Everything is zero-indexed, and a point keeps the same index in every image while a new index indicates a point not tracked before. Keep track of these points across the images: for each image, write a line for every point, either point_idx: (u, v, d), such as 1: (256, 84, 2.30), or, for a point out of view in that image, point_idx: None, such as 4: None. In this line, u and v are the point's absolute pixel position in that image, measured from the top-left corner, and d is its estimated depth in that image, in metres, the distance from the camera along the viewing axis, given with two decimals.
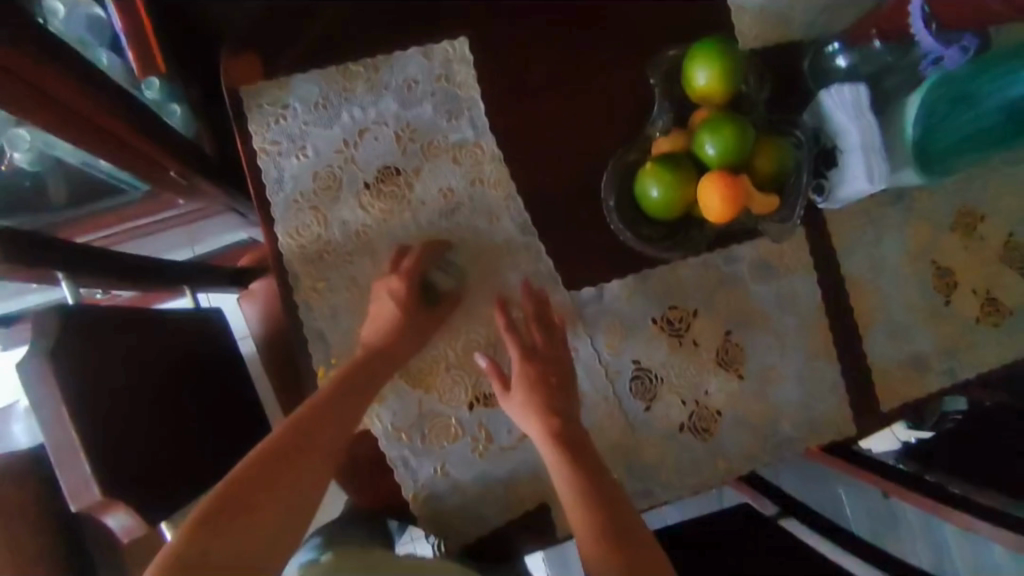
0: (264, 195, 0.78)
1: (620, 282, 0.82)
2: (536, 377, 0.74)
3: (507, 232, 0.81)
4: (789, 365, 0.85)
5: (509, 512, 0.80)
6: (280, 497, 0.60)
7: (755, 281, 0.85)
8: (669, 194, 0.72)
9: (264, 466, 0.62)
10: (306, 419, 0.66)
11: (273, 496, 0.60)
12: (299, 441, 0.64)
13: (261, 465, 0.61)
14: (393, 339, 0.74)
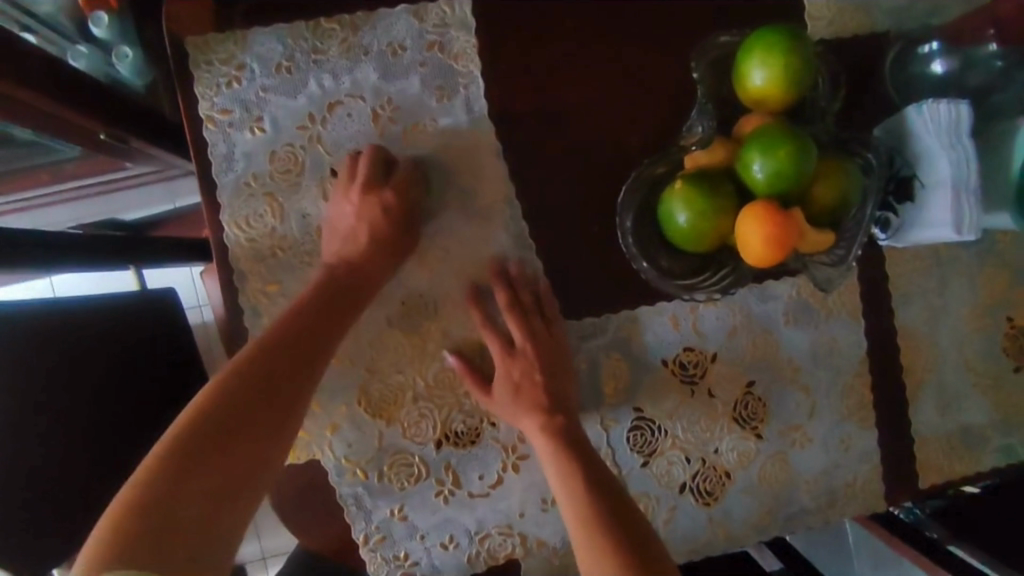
0: (209, 174, 0.65)
1: (628, 314, 0.68)
2: (529, 394, 0.64)
3: (499, 242, 0.67)
4: (818, 426, 0.72)
5: (471, 569, 0.68)
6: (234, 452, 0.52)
7: (790, 324, 0.72)
8: (700, 222, 0.58)
9: (214, 416, 0.53)
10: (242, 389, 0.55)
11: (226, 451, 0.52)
12: (232, 418, 0.54)
13: (184, 449, 0.51)
14: (366, 267, 0.62)
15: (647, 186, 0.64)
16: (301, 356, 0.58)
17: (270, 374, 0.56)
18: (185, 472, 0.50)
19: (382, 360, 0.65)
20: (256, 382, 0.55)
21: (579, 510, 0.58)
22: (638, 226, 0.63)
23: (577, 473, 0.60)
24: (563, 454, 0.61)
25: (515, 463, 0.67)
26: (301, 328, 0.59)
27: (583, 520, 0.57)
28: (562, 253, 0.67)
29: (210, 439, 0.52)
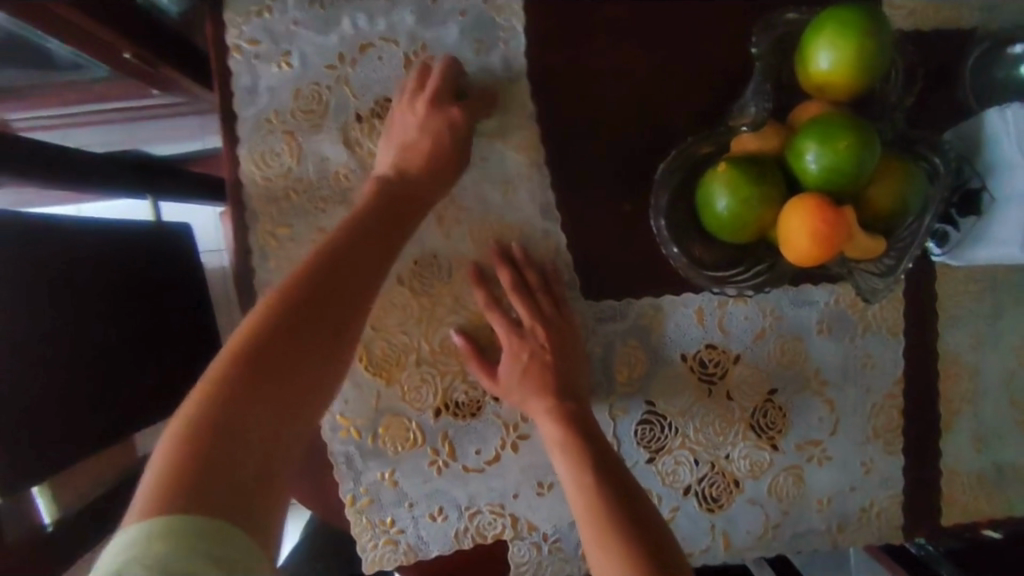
0: (231, 105, 0.62)
1: (651, 302, 0.64)
2: (543, 376, 0.60)
3: (523, 210, 0.63)
4: (840, 445, 0.68)
5: (457, 545, 0.65)
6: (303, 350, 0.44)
7: (822, 334, 0.67)
8: (743, 209, 0.53)
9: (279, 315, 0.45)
10: (306, 297, 0.46)
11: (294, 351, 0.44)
12: (299, 326, 0.44)
13: (258, 346, 0.43)
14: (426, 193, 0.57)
15: (687, 167, 0.59)
16: (362, 267, 0.49)
17: (344, 271, 0.48)
18: (251, 387, 0.41)
19: (388, 320, 0.63)
20: (321, 282, 0.47)
21: (589, 502, 0.53)
22: (673, 209, 0.59)
23: (585, 460, 0.56)
24: (572, 441, 0.57)
25: (514, 442, 0.64)
26: (360, 242, 0.51)
27: (588, 504, 0.53)
28: (588, 229, 0.64)
29: (275, 350, 0.43)
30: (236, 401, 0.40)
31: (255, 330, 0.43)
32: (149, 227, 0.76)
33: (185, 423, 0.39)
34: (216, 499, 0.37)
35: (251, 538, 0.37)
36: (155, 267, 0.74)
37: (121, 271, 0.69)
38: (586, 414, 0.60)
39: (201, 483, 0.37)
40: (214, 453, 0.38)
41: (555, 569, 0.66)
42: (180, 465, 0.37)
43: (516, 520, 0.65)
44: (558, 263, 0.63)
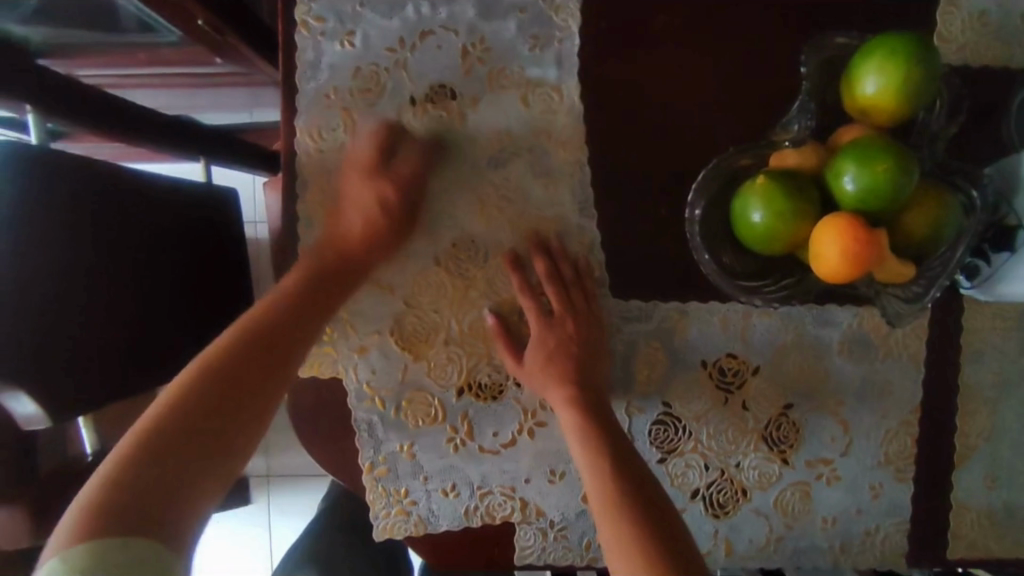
0: (293, 78, 0.65)
1: (677, 306, 0.66)
2: (567, 367, 0.63)
3: (562, 205, 0.65)
4: (850, 466, 0.68)
5: (466, 523, 0.67)
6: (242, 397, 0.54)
7: (844, 355, 0.68)
8: (777, 224, 0.54)
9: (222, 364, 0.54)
10: (229, 365, 0.54)
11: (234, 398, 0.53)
12: (239, 380, 0.54)
13: (201, 391, 0.52)
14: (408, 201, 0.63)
15: (725, 177, 0.61)
16: (286, 333, 0.58)
17: (283, 328, 0.58)
18: (193, 426, 0.50)
19: (421, 297, 0.65)
20: (257, 340, 0.57)
21: (607, 489, 0.56)
22: (708, 216, 0.61)
23: (599, 454, 0.58)
24: (592, 429, 0.60)
25: (531, 428, 0.66)
26: (293, 312, 0.59)
27: (601, 495, 0.56)
28: (623, 229, 0.66)
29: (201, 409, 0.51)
30: (169, 449, 0.48)
31: (183, 393, 0.52)
32: (194, 190, 0.76)
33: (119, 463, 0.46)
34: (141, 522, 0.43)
35: (171, 555, 0.43)
36: (196, 230, 0.75)
37: (166, 230, 0.71)
38: (606, 409, 0.62)
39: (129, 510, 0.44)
40: (146, 489, 0.45)
41: (558, 557, 0.68)
42: (113, 495, 0.44)
43: (524, 504, 0.67)
44: (590, 259, 0.66)
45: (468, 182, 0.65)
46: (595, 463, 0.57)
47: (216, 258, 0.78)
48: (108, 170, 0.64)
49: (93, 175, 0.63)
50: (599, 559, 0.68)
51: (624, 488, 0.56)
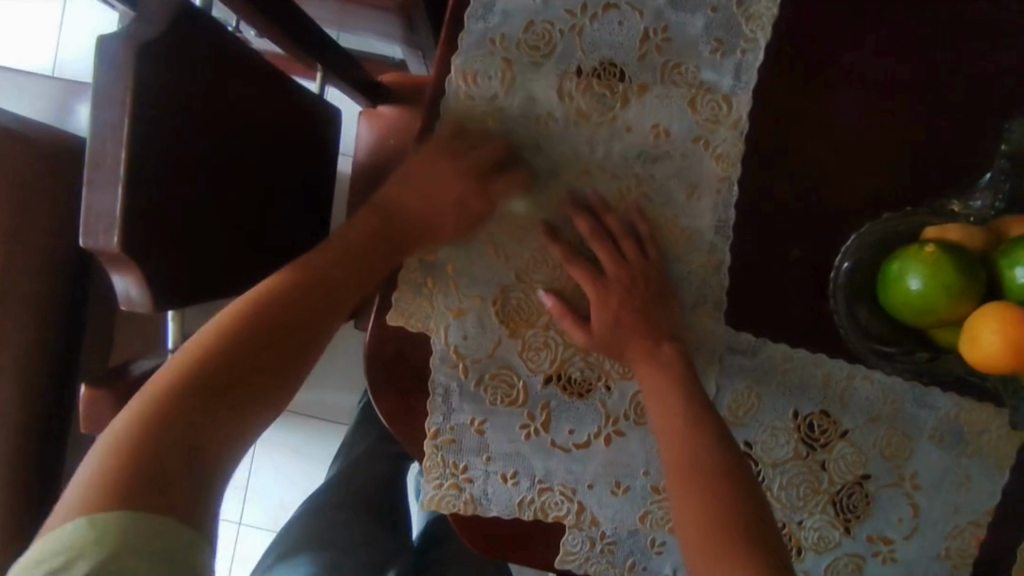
0: (463, 15, 0.62)
1: (787, 349, 0.63)
2: None
3: (700, 217, 0.62)
4: (909, 551, 0.67)
5: (517, 514, 0.65)
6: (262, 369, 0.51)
7: (934, 440, 0.65)
8: (941, 295, 0.51)
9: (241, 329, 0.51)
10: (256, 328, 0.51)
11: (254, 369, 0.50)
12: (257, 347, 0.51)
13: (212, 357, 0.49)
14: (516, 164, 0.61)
15: (880, 235, 0.58)
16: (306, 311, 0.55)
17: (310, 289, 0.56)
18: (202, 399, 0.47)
19: (534, 274, 0.63)
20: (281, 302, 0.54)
21: (692, 476, 0.54)
22: (853, 270, 0.59)
23: (716, 505, 0.52)
24: (690, 417, 0.56)
25: (609, 435, 0.64)
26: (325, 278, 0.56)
27: (701, 546, 0.52)
28: (753, 257, 0.63)
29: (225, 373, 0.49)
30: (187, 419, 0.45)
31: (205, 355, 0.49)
32: (312, 98, 0.70)
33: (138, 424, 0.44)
34: (159, 492, 0.42)
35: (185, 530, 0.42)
36: (303, 140, 0.69)
37: (286, 134, 0.65)
38: None
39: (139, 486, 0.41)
40: (166, 452, 0.43)
41: (600, 569, 0.65)
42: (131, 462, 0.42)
43: (579, 507, 0.64)
44: (713, 280, 0.63)
45: (612, 169, 0.62)
46: (683, 457, 0.55)
47: (312, 173, 0.72)
48: (254, 62, 0.57)
49: (241, 66, 0.55)
50: None
51: (736, 550, 0.50)
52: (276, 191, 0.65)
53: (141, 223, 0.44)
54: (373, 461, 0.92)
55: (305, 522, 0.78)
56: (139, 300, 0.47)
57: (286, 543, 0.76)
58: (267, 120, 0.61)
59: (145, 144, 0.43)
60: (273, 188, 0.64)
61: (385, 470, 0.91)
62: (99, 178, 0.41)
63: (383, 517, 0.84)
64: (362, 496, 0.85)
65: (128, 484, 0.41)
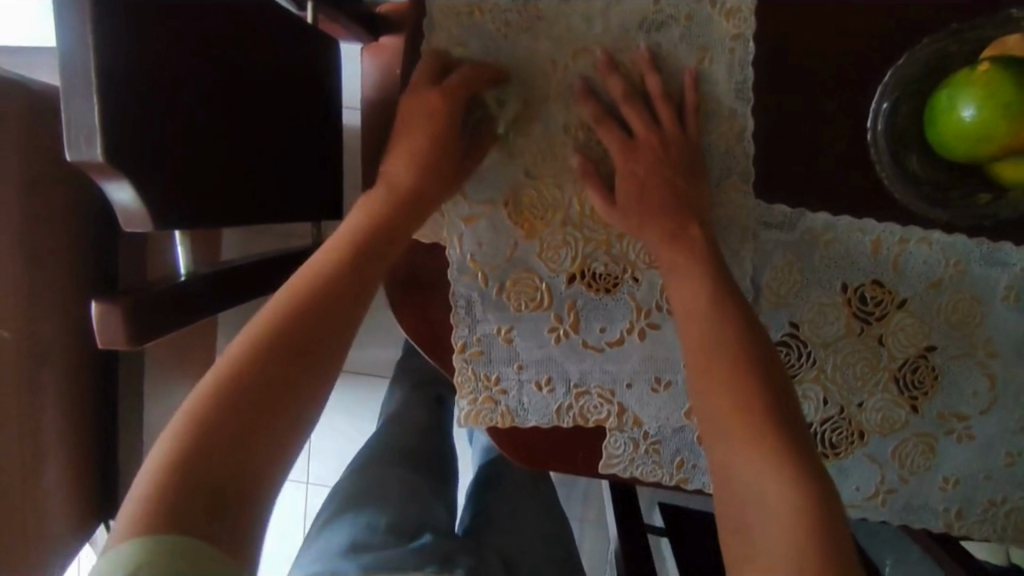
0: None
1: (829, 216, 0.58)
2: None
3: (715, 83, 0.57)
4: (988, 426, 0.61)
5: (556, 422, 0.63)
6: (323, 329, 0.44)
7: (1007, 301, 0.59)
8: (996, 120, 0.45)
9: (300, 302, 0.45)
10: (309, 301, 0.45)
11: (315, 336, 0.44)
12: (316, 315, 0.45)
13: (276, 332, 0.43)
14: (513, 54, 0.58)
15: (927, 63, 0.52)
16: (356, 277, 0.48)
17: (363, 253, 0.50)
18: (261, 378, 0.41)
19: (544, 169, 0.60)
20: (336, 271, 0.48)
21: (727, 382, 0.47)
22: (895, 112, 0.53)
23: (744, 382, 0.47)
24: (716, 322, 0.50)
25: (642, 329, 0.61)
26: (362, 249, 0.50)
27: (737, 422, 0.45)
28: (779, 120, 0.58)
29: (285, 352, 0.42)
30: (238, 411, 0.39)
31: (255, 350, 0.42)
32: (306, 27, 0.68)
33: (193, 431, 0.38)
34: (200, 513, 0.36)
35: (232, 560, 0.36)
36: (300, 72, 0.68)
37: (277, 62, 0.64)
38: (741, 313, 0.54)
39: (198, 494, 0.37)
40: (214, 461, 0.38)
41: (646, 471, 0.63)
42: (187, 467, 0.37)
43: (619, 410, 0.62)
44: (738, 150, 0.58)
45: (613, 46, 0.58)
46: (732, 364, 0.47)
47: (311, 105, 0.71)
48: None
49: None
50: (689, 481, 0.63)
51: (773, 432, 0.44)
52: (274, 120, 0.64)
53: (124, 134, 0.43)
54: (406, 413, 0.91)
55: (339, 511, 0.74)
56: (137, 214, 0.46)
57: (338, 503, 0.76)
58: (254, 44, 0.60)
59: (114, 52, 0.43)
60: (271, 118, 0.63)
61: (428, 417, 0.91)
62: (75, 90, 0.41)
63: (420, 477, 0.81)
64: (404, 448, 0.85)
65: (171, 509, 0.36)
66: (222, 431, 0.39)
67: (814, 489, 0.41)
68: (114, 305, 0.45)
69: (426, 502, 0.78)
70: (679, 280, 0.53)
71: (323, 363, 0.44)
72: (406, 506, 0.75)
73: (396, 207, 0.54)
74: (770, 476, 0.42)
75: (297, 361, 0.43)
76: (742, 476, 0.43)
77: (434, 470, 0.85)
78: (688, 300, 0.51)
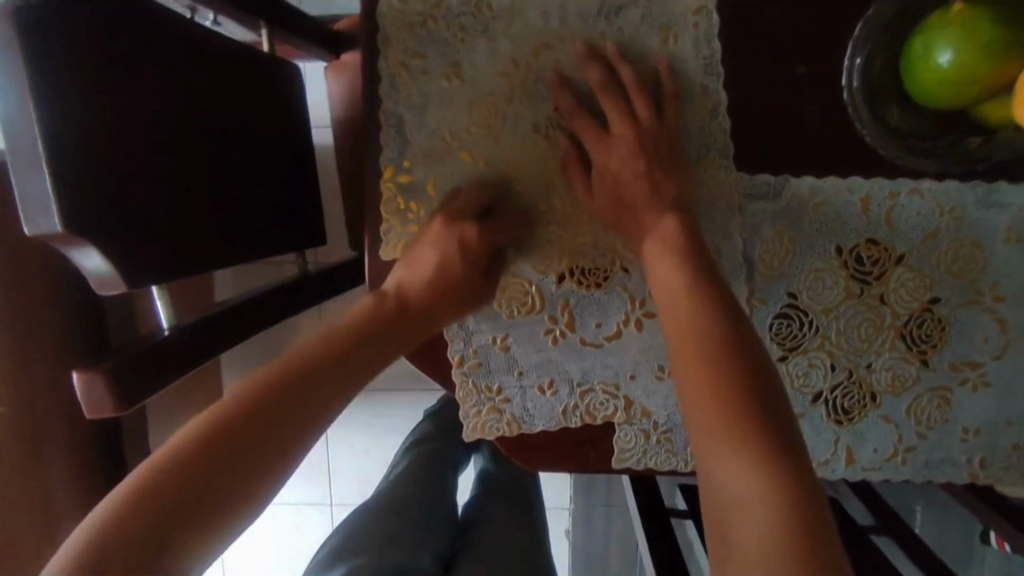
0: None
1: (814, 181, 0.56)
2: None
3: (682, 60, 0.56)
4: (1003, 372, 0.60)
5: (563, 423, 0.62)
6: (312, 395, 0.43)
7: (1009, 242, 0.57)
8: (972, 62, 0.43)
9: (304, 368, 0.45)
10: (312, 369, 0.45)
11: (301, 398, 0.43)
12: (310, 381, 0.44)
13: (275, 387, 0.42)
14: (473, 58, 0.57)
15: (896, 9, 0.50)
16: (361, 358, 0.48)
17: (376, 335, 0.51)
18: (250, 428, 0.40)
19: (519, 170, 0.58)
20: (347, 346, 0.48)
21: (710, 378, 0.43)
22: (869, 66, 0.51)
23: (721, 364, 0.44)
24: (700, 317, 0.46)
25: (639, 319, 0.59)
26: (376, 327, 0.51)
27: (697, 397, 0.43)
28: (752, 89, 0.56)
29: (276, 407, 0.41)
30: (215, 452, 0.38)
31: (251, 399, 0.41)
32: (262, 56, 0.66)
33: (158, 469, 0.37)
34: (140, 551, 0.34)
35: None
36: (263, 102, 0.67)
37: (238, 97, 0.63)
38: None
39: (145, 531, 0.35)
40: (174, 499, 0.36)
41: (659, 461, 0.62)
42: (144, 503, 0.35)
43: (625, 403, 0.61)
44: (714, 125, 0.56)
45: (573, 35, 0.56)
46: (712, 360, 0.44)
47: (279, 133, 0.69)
48: (176, 24, 0.55)
49: (161, 27, 0.52)
50: None
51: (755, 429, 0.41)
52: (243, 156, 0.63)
53: (84, 197, 0.42)
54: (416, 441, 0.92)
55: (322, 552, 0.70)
56: (111, 277, 0.45)
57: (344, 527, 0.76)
58: (210, 81, 0.58)
59: (61, 117, 0.41)
60: (240, 154, 0.62)
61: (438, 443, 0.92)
62: (25, 161, 0.40)
63: (417, 496, 0.77)
64: (409, 466, 0.85)
65: (113, 542, 0.33)
66: (192, 470, 0.37)
67: (770, 461, 0.39)
68: (96, 370, 0.44)
69: (420, 508, 0.75)
70: (661, 274, 0.50)
71: (294, 428, 0.41)
72: (399, 513, 0.73)
73: (442, 276, 0.55)
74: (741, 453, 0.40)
75: (279, 415, 0.41)
76: (707, 460, 0.41)
77: (440, 481, 0.83)
78: (676, 294, 0.48)
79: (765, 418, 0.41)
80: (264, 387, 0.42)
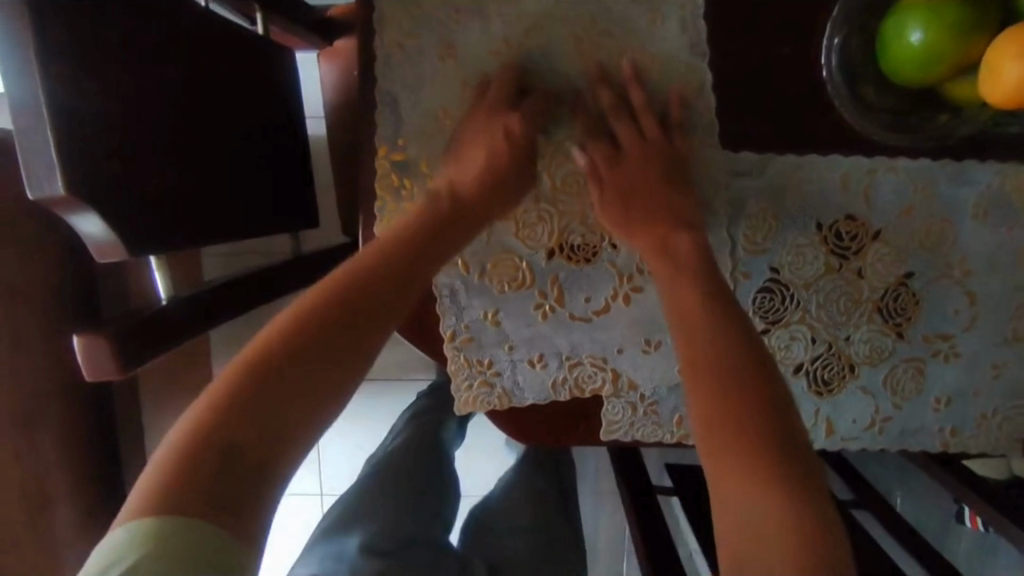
0: None
1: (795, 159, 0.58)
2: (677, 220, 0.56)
3: (670, 40, 0.57)
4: (972, 343, 0.62)
5: (553, 396, 0.63)
6: (351, 319, 0.43)
7: (979, 219, 0.60)
8: (943, 39, 0.45)
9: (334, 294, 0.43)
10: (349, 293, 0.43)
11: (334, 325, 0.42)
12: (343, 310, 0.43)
13: (315, 321, 0.41)
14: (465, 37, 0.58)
15: None
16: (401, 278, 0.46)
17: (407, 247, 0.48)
18: (296, 360, 0.40)
19: None
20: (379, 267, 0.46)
21: (723, 395, 0.44)
22: (847, 45, 0.53)
23: (739, 389, 0.44)
24: (714, 332, 0.47)
25: (627, 294, 0.61)
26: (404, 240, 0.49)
27: (710, 409, 0.44)
28: (737, 70, 0.58)
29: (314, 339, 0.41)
30: (256, 388, 0.38)
31: (283, 331, 0.40)
32: (255, 36, 0.66)
33: (205, 409, 0.37)
34: (210, 495, 0.35)
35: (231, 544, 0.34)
36: (256, 79, 0.67)
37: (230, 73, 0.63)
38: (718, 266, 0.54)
39: (202, 469, 0.35)
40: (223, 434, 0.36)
41: (646, 432, 0.64)
42: (200, 446, 0.36)
43: (614, 377, 0.63)
44: (700, 104, 0.58)
45: (564, 16, 0.57)
46: (726, 377, 0.45)
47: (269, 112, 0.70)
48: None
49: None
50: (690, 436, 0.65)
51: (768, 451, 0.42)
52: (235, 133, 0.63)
53: (85, 164, 0.43)
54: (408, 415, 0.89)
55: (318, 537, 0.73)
56: (110, 244, 0.45)
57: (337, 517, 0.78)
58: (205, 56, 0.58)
59: (64, 83, 0.42)
60: (232, 131, 0.62)
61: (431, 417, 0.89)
62: (25, 124, 0.40)
63: (404, 488, 0.77)
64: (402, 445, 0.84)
65: (175, 481, 0.34)
66: (236, 405, 0.37)
67: (777, 484, 0.40)
68: (98, 335, 0.44)
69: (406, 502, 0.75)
70: (671, 291, 0.51)
71: (340, 363, 0.41)
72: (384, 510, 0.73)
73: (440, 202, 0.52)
74: (747, 487, 0.41)
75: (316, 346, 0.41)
76: (720, 477, 0.42)
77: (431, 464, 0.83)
78: (690, 308, 0.49)
79: (778, 443, 0.42)
80: (297, 316, 0.41)
